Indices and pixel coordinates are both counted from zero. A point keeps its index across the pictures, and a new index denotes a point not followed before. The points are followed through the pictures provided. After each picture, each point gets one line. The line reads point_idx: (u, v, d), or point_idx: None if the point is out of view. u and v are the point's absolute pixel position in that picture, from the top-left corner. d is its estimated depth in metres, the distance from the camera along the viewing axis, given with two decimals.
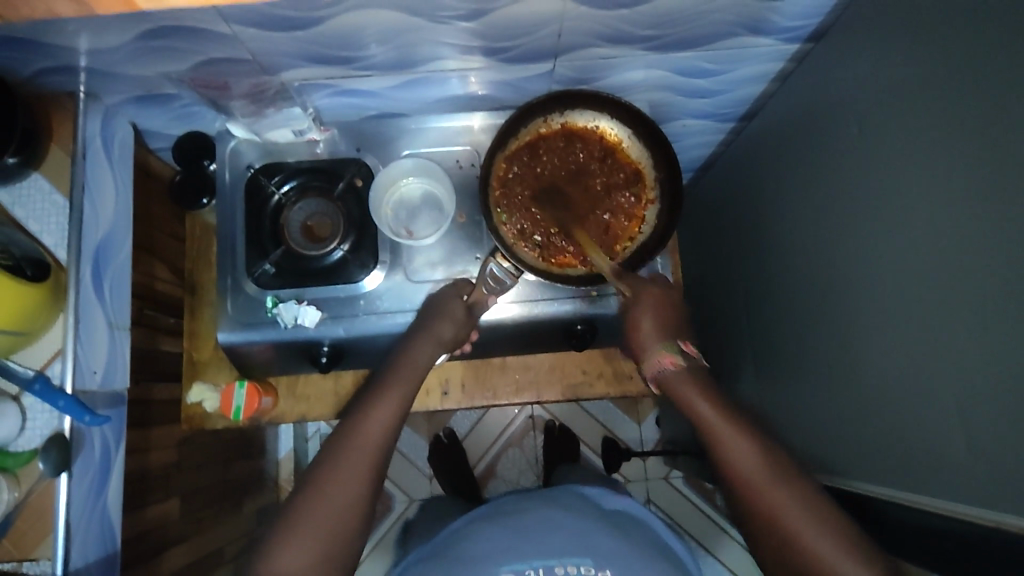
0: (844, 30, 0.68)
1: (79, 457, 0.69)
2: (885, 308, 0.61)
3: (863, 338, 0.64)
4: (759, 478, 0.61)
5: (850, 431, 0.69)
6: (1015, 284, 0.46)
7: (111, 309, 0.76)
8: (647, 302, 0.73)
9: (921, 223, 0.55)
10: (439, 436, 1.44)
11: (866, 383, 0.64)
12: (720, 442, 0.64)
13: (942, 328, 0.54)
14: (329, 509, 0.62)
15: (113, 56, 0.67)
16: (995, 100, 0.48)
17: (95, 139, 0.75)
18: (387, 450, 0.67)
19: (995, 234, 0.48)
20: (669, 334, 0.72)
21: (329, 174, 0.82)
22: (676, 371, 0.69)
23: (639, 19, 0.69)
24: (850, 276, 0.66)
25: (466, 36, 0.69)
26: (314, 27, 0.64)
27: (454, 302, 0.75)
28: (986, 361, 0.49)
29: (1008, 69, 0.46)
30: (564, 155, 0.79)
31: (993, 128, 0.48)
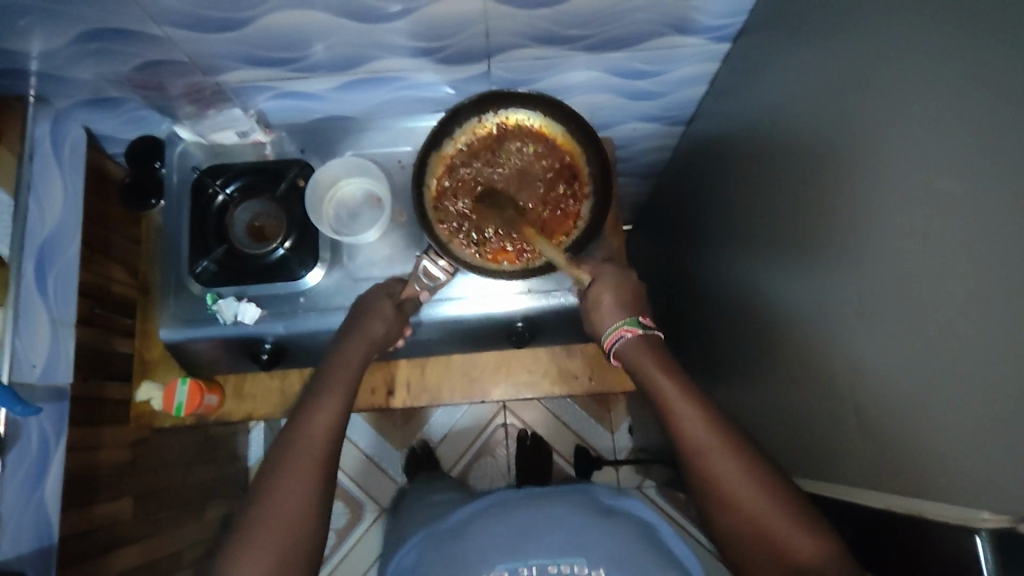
0: (766, 27, 0.69)
1: (14, 448, 0.70)
2: (826, 297, 0.61)
3: (810, 328, 0.64)
4: (710, 450, 0.61)
5: (798, 424, 0.68)
6: (928, 261, 0.46)
7: (55, 306, 0.77)
8: (604, 280, 0.72)
9: (851, 207, 0.55)
10: (414, 448, 1.43)
11: (812, 374, 0.64)
12: (685, 417, 0.63)
13: (871, 311, 0.53)
14: (280, 507, 0.62)
15: (56, 58, 0.69)
16: (904, 79, 0.48)
17: (44, 141, 0.77)
18: (335, 449, 0.67)
19: (908, 213, 0.48)
20: (630, 309, 0.71)
21: (272, 174, 0.83)
22: (637, 342, 0.69)
23: (562, 19, 0.70)
24: (796, 268, 0.66)
25: (395, 35, 0.71)
26: (245, 27, 0.66)
27: (382, 306, 0.75)
28: (908, 341, 0.49)
29: (913, 47, 0.47)
30: (501, 155, 0.80)
31: (904, 107, 0.48)
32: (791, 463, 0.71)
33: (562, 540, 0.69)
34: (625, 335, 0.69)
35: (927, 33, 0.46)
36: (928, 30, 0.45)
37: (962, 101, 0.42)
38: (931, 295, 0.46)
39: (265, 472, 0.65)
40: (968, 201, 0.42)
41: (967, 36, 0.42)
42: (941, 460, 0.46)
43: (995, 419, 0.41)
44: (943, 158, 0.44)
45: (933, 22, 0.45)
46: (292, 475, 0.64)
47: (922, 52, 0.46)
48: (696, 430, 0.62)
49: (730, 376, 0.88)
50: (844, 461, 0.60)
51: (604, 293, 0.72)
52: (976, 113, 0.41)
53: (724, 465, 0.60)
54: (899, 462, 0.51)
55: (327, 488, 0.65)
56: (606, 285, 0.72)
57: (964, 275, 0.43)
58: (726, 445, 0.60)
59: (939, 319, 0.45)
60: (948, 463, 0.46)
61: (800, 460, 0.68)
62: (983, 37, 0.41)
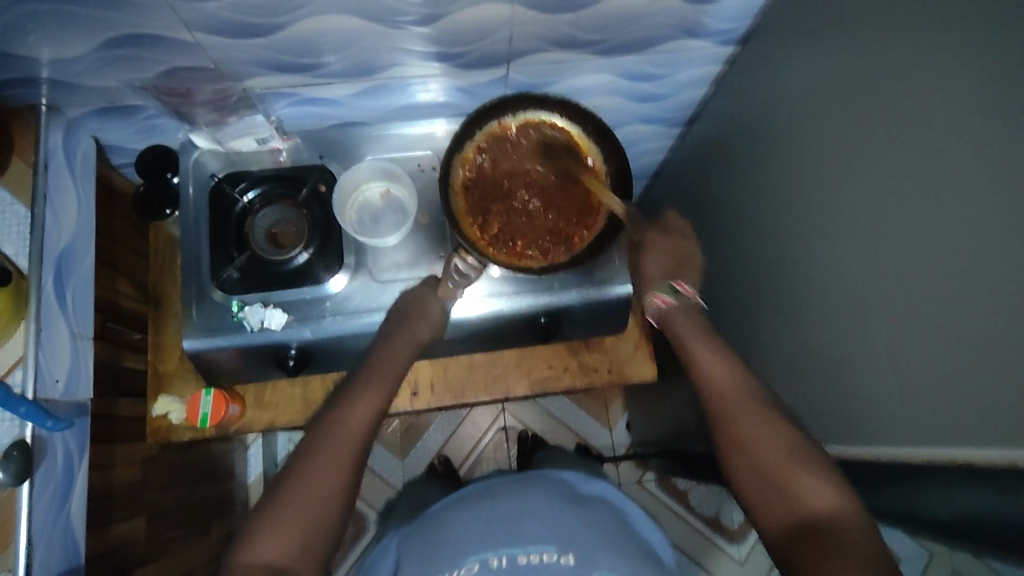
0: (771, 30, 0.74)
1: (42, 466, 0.67)
2: (826, 280, 0.65)
3: (811, 308, 0.68)
4: (737, 400, 0.65)
5: (804, 401, 0.72)
6: (925, 238, 0.50)
7: (74, 319, 0.76)
8: (660, 249, 0.78)
9: (852, 194, 0.59)
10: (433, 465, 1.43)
11: (816, 353, 0.68)
12: (712, 370, 0.69)
13: (871, 288, 0.58)
14: (307, 499, 0.60)
15: (77, 66, 0.68)
16: (898, 74, 0.53)
17: (57, 152, 0.75)
18: (369, 443, 0.66)
19: (907, 197, 0.52)
20: (669, 275, 0.79)
21: (292, 181, 0.84)
22: (670, 308, 0.77)
23: (582, 24, 0.73)
24: (796, 255, 0.70)
25: (421, 42, 0.73)
26: (275, 34, 0.67)
27: (434, 299, 0.78)
28: (911, 312, 0.53)
29: (905, 43, 0.52)
30: (520, 154, 0.83)
31: (898, 100, 0.53)
32: None
33: (540, 528, 0.68)
34: (660, 302, 0.78)
35: (922, 30, 0.50)
36: (920, 31, 0.50)
37: (958, 91, 0.47)
38: (933, 267, 0.50)
39: (296, 456, 0.64)
40: (967, 182, 0.46)
41: (958, 33, 0.47)
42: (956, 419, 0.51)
43: (999, 374, 0.45)
44: (940, 142, 0.49)
45: (926, 21, 0.50)
46: (325, 459, 0.62)
47: (914, 47, 0.51)
48: (720, 375, 0.68)
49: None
50: (851, 430, 0.64)
51: (651, 262, 0.79)
52: (968, 103, 0.46)
53: (738, 406, 0.65)
54: (909, 423, 0.55)
55: (355, 477, 0.64)
56: (660, 253, 0.79)
57: (967, 248, 0.47)
58: (742, 393, 0.66)
59: (942, 288, 0.50)
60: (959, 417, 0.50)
61: (806, 434, 0.72)
62: (974, 32, 0.45)
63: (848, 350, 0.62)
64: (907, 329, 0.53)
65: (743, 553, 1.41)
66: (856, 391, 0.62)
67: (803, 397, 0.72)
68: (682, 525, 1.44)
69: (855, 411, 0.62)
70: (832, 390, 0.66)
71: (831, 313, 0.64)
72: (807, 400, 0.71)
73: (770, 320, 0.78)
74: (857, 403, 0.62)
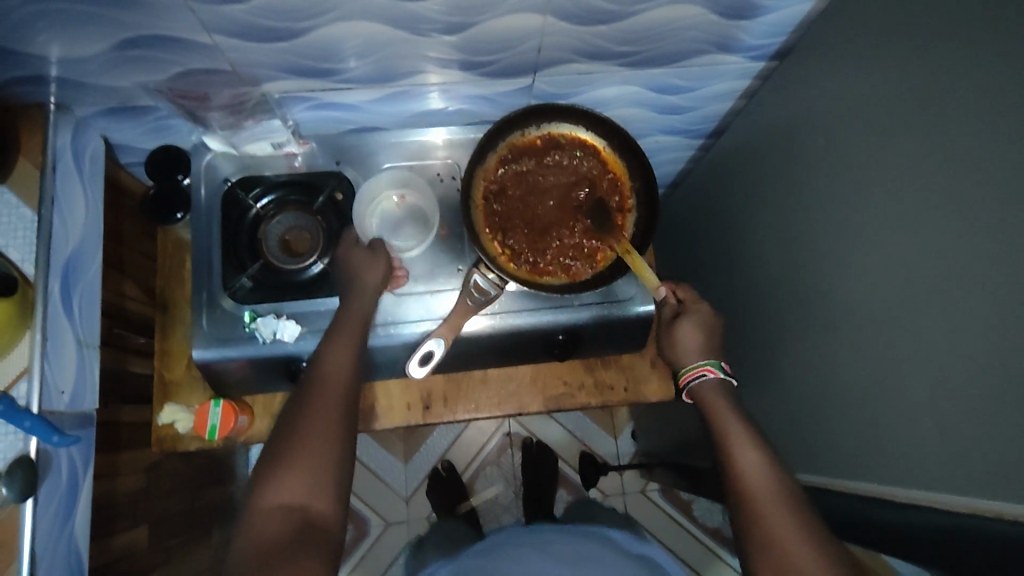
0: (807, 49, 0.72)
1: (46, 480, 0.65)
2: (859, 314, 0.63)
3: (838, 339, 0.66)
4: (769, 505, 0.61)
5: (828, 432, 0.70)
6: (974, 281, 0.48)
7: (80, 327, 0.73)
8: (694, 317, 0.75)
9: (887, 227, 0.57)
10: (437, 469, 1.41)
11: (841, 385, 0.67)
12: (743, 457, 0.65)
13: (905, 326, 0.56)
14: (313, 443, 0.61)
15: (88, 66, 0.65)
16: (939, 108, 0.50)
17: (66, 152, 0.73)
18: (354, 388, 0.68)
19: (948, 236, 0.50)
20: (709, 350, 0.75)
21: (308, 188, 0.81)
22: (714, 385, 0.71)
23: (613, 36, 0.71)
24: (824, 283, 0.68)
25: (447, 50, 0.70)
26: (296, 38, 0.64)
27: (366, 261, 0.74)
28: (947, 355, 0.51)
29: (947, 75, 0.49)
30: (544, 167, 0.80)
31: (939, 134, 0.51)
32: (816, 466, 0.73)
33: None
34: (706, 374, 0.72)
35: (968, 64, 0.48)
36: (964, 65, 0.48)
37: (1006, 131, 0.45)
38: (973, 311, 0.48)
39: (289, 411, 0.65)
40: (1014, 227, 0.44)
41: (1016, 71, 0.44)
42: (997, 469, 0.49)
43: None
44: (986, 182, 0.46)
45: (972, 54, 0.47)
46: (318, 406, 0.64)
47: (957, 82, 0.49)
48: (751, 467, 0.64)
49: (749, 383, 0.90)
50: (880, 467, 0.62)
51: (683, 330, 0.75)
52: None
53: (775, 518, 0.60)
54: (944, 468, 0.54)
55: (350, 416, 0.66)
56: (696, 326, 0.75)
57: (1012, 295, 0.45)
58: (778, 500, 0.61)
59: (982, 334, 0.48)
60: (999, 468, 0.48)
61: (828, 464, 0.71)
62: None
63: (879, 388, 0.60)
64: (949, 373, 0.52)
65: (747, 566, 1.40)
66: (887, 430, 0.60)
67: (829, 429, 0.70)
68: (686, 535, 1.43)
69: (886, 450, 0.60)
70: (861, 425, 0.64)
71: (862, 346, 0.62)
72: (833, 432, 0.69)
73: (792, 345, 0.76)
74: (888, 442, 0.60)
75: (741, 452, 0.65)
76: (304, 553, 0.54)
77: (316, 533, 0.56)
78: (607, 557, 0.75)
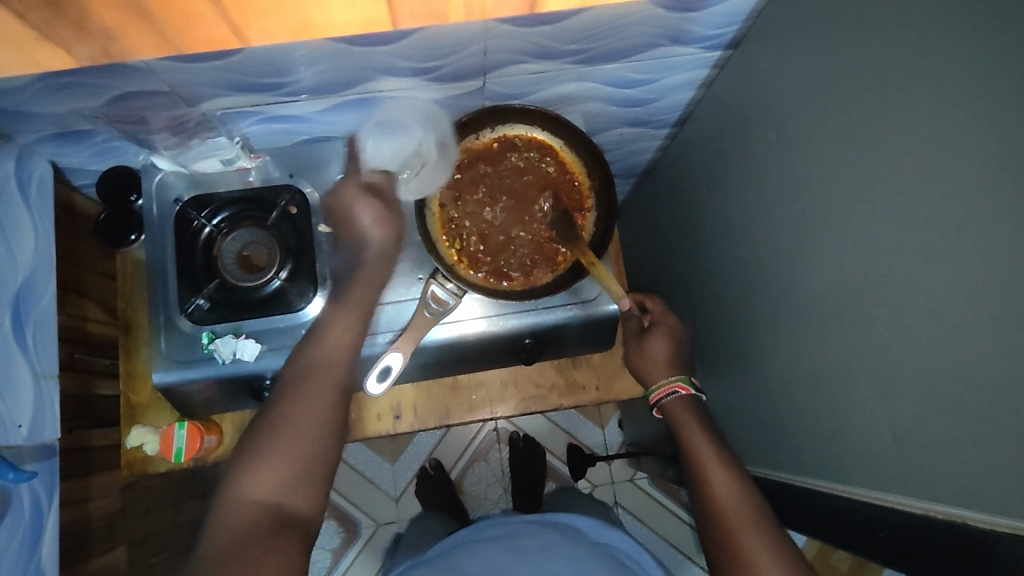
0: (761, 39, 0.70)
1: (7, 516, 0.65)
2: (816, 312, 0.62)
3: (798, 337, 0.65)
4: (742, 519, 0.63)
5: (792, 430, 0.70)
6: (926, 285, 0.47)
7: (36, 358, 0.72)
8: (659, 332, 0.79)
9: (845, 225, 0.56)
10: (425, 467, 1.42)
11: (802, 383, 0.66)
12: (715, 477, 0.67)
13: (865, 327, 0.55)
14: (300, 432, 0.63)
15: (21, 95, 0.64)
16: (896, 105, 0.49)
17: (10, 182, 0.71)
18: (347, 372, 0.69)
19: (905, 238, 0.49)
20: (676, 367, 0.78)
21: (261, 203, 0.80)
22: (683, 401, 0.75)
23: (562, 35, 0.69)
24: (785, 280, 0.67)
25: (391, 58, 0.68)
26: (232, 57, 0.62)
27: (364, 209, 0.75)
28: (906, 358, 0.50)
29: (903, 73, 0.48)
30: (501, 170, 0.79)
31: (896, 133, 0.49)
32: (784, 463, 0.73)
33: None
34: (679, 391, 0.75)
35: (925, 59, 0.46)
36: (920, 61, 0.46)
37: (963, 132, 0.43)
38: (932, 315, 0.47)
39: (281, 394, 0.66)
40: (971, 231, 0.43)
41: (958, 71, 0.43)
42: (952, 473, 0.48)
43: (1005, 439, 0.42)
44: (942, 183, 0.45)
45: (925, 50, 0.46)
46: (308, 394, 0.66)
47: (914, 79, 0.47)
48: (725, 486, 0.66)
49: (718, 376, 0.89)
50: (842, 467, 0.62)
51: (654, 343, 0.78)
52: (973, 148, 0.42)
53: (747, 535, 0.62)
54: (904, 470, 0.53)
55: (341, 407, 0.68)
56: (664, 337, 0.79)
57: (972, 301, 0.44)
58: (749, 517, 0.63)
59: (941, 339, 0.47)
60: (957, 473, 0.47)
61: (792, 461, 0.71)
62: (982, 69, 0.41)
63: (839, 389, 0.60)
64: (904, 377, 0.51)
65: None
66: (848, 430, 0.59)
67: (794, 426, 0.69)
68: (675, 522, 1.44)
69: (848, 450, 0.60)
70: (823, 424, 0.63)
71: (820, 346, 0.62)
72: (797, 429, 0.69)
73: (756, 342, 0.76)
74: (849, 442, 0.59)
75: (715, 472, 0.67)
76: (281, 539, 0.57)
77: (300, 530, 0.59)
78: (581, 561, 0.75)
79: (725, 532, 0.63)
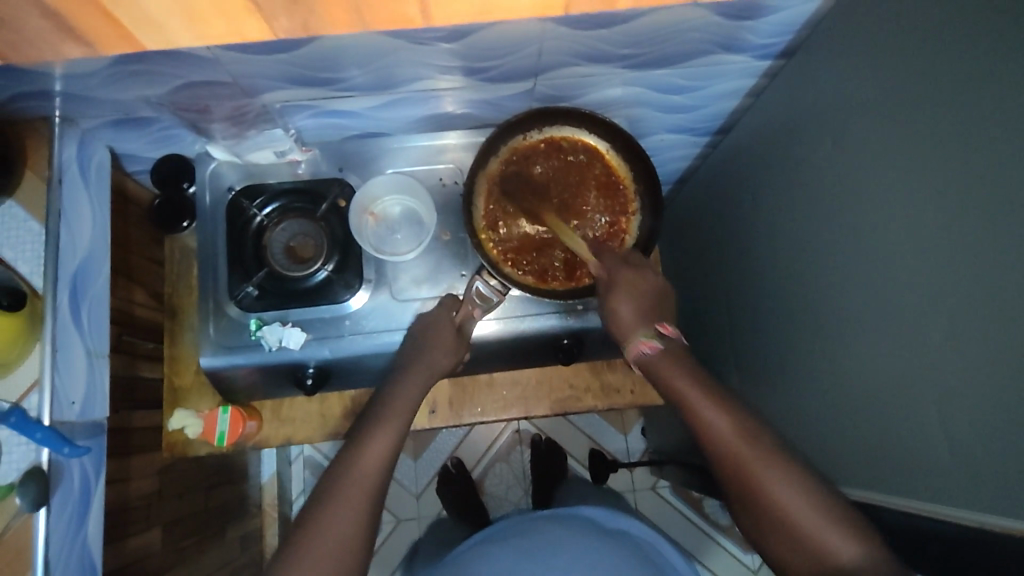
0: (813, 49, 0.70)
1: (58, 489, 0.66)
2: (861, 322, 0.62)
3: (842, 346, 0.65)
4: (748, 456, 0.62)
5: (831, 439, 0.70)
6: (984, 296, 0.47)
7: (89, 337, 0.74)
8: (620, 290, 0.72)
9: (895, 235, 0.56)
10: (447, 466, 1.42)
11: (845, 392, 0.66)
12: (711, 419, 0.65)
13: (915, 335, 0.55)
14: (338, 533, 0.60)
15: (90, 81, 0.66)
16: (952, 115, 0.49)
17: (71, 166, 0.73)
18: (388, 473, 0.66)
19: (959, 247, 0.49)
20: (648, 317, 0.73)
21: (310, 195, 0.81)
22: (657, 354, 0.71)
23: (615, 39, 0.70)
24: (829, 289, 0.67)
25: (447, 57, 0.69)
26: (294, 50, 0.64)
27: (443, 351, 0.74)
28: (957, 369, 0.50)
29: (962, 86, 0.48)
30: (546, 171, 0.80)
31: (952, 146, 0.49)
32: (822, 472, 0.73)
33: None
34: (647, 349, 0.71)
35: (984, 69, 0.46)
36: (977, 71, 0.47)
37: (1020, 142, 0.43)
38: (986, 324, 0.47)
39: (317, 491, 0.63)
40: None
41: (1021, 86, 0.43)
42: (1002, 487, 0.48)
43: None
44: (999, 191, 0.45)
45: (985, 61, 0.46)
46: (348, 494, 0.62)
47: (972, 89, 0.47)
48: (720, 426, 0.64)
49: (755, 384, 0.89)
50: (885, 477, 0.62)
51: (620, 302, 0.72)
52: None
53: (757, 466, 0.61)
54: (952, 481, 0.53)
55: (377, 508, 0.64)
56: (628, 288, 0.72)
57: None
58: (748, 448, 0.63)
59: (994, 347, 0.47)
60: (1004, 483, 0.47)
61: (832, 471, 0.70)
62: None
63: (884, 399, 0.60)
64: (955, 387, 0.51)
65: (757, 563, 1.40)
66: (893, 440, 0.59)
67: (833, 435, 0.69)
68: (696, 532, 1.43)
69: (893, 460, 0.60)
70: (865, 433, 0.63)
71: (865, 355, 0.62)
72: (838, 438, 0.69)
73: (796, 350, 0.76)
74: (894, 452, 0.59)
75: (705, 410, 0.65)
76: None
77: None
78: (615, 561, 0.75)
79: (743, 480, 0.62)
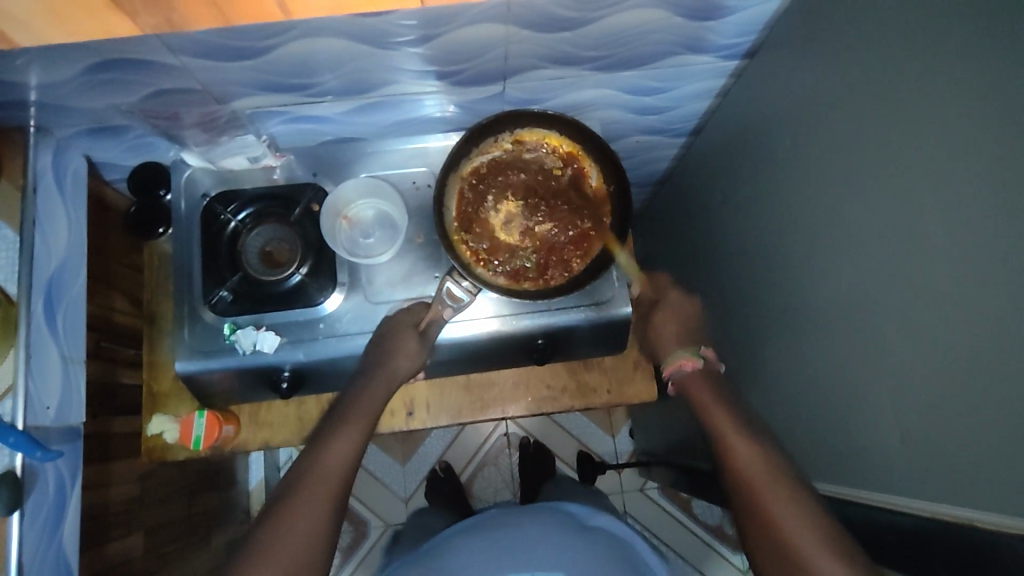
0: (777, 49, 0.71)
1: (32, 493, 0.67)
2: (825, 316, 0.62)
3: (809, 342, 0.66)
4: (762, 484, 0.64)
5: (802, 435, 0.70)
6: (936, 287, 0.48)
7: (65, 343, 0.75)
8: (665, 311, 0.83)
9: (854, 229, 0.57)
10: (435, 470, 1.42)
11: (813, 388, 0.66)
12: (738, 448, 0.67)
13: (875, 328, 0.55)
14: (298, 528, 0.61)
15: (62, 90, 0.67)
16: (902, 110, 0.50)
17: (46, 174, 0.74)
18: (351, 472, 0.67)
19: (912, 240, 0.49)
20: (688, 344, 0.80)
21: (285, 200, 0.82)
22: (694, 374, 0.76)
23: (581, 42, 0.71)
24: (797, 285, 0.68)
25: (414, 61, 0.70)
26: (262, 57, 0.65)
27: (405, 352, 0.74)
28: (915, 361, 0.51)
29: (910, 82, 0.49)
30: (518, 172, 0.81)
31: (902, 141, 0.50)
32: (796, 469, 0.73)
33: None
34: (686, 366, 0.76)
35: (930, 62, 0.47)
36: (923, 66, 0.47)
37: (966, 133, 0.44)
38: (941, 314, 0.48)
39: (280, 490, 0.65)
40: (980, 235, 0.43)
41: (964, 80, 0.44)
42: (960, 477, 0.48)
43: (1012, 437, 0.43)
44: (949, 183, 0.46)
45: (930, 55, 0.47)
46: (309, 491, 0.63)
47: (920, 83, 0.48)
48: (745, 455, 0.66)
49: (732, 383, 0.89)
50: (852, 471, 0.62)
51: (664, 332, 0.82)
52: (979, 155, 0.43)
53: (770, 491, 0.63)
54: (914, 473, 0.53)
55: (339, 506, 0.65)
56: (669, 315, 0.83)
57: (981, 299, 0.44)
58: (770, 474, 0.64)
59: (950, 335, 0.47)
60: (964, 473, 0.48)
61: (804, 467, 0.71)
62: (985, 70, 0.42)
63: (848, 393, 0.60)
64: (912, 378, 0.51)
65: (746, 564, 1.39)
66: (858, 434, 0.59)
67: (804, 431, 0.70)
68: (685, 533, 1.43)
69: (859, 454, 0.60)
70: (833, 428, 0.64)
71: (830, 349, 0.62)
72: (808, 434, 0.69)
73: (767, 347, 0.76)
74: (859, 446, 0.60)
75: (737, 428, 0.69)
76: None
77: None
78: (592, 559, 0.75)
79: (755, 503, 0.63)
